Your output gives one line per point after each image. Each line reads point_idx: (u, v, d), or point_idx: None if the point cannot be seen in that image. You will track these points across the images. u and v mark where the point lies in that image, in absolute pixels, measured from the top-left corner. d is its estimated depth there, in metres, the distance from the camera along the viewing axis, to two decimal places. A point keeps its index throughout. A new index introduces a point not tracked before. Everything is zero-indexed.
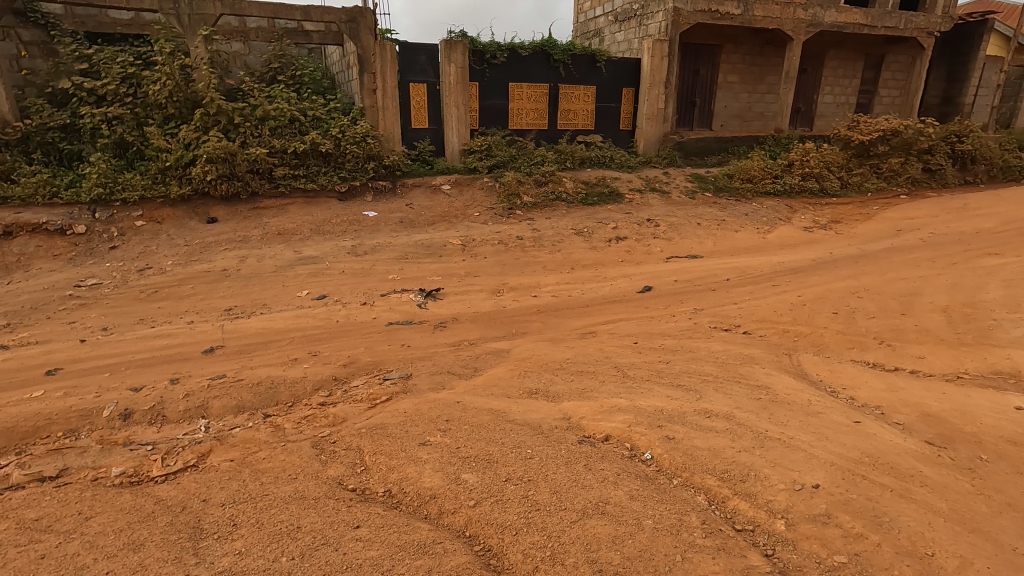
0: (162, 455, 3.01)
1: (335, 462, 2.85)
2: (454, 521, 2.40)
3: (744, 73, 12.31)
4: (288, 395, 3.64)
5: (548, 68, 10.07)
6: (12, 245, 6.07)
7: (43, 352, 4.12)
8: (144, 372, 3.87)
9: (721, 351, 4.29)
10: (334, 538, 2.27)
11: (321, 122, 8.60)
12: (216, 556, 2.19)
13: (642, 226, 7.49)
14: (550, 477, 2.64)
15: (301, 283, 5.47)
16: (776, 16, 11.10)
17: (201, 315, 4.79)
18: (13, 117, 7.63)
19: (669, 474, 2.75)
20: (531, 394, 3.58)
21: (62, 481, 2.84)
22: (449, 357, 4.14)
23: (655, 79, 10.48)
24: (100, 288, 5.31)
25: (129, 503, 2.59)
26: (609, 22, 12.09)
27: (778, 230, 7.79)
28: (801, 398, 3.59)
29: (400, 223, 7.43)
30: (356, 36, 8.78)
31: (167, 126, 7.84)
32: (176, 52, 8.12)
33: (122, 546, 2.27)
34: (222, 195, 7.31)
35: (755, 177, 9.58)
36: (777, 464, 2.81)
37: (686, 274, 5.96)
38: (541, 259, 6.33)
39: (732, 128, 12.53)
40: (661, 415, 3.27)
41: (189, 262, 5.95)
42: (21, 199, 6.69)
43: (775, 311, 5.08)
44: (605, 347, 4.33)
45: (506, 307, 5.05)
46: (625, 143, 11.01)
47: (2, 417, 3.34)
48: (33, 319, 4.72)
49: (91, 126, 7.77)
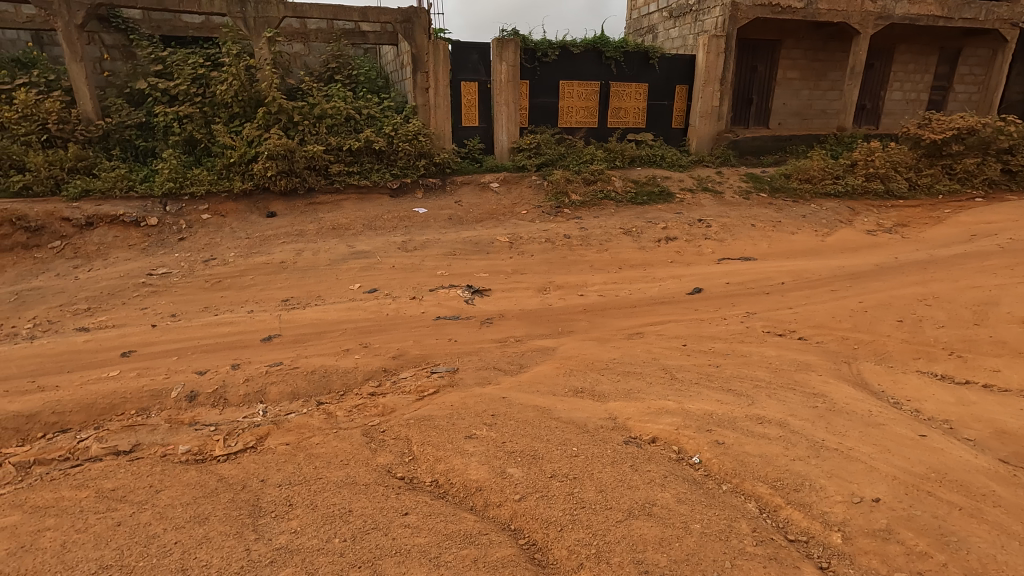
0: (224, 436, 3.17)
1: (384, 451, 2.93)
2: (500, 513, 2.43)
3: (805, 69, 11.82)
4: (341, 383, 3.77)
5: (599, 65, 9.97)
6: (92, 235, 6.52)
7: (119, 335, 4.41)
8: (208, 357, 4.08)
9: (775, 356, 4.15)
10: (383, 523, 2.34)
11: (375, 120, 8.82)
12: (273, 534, 2.29)
13: (693, 227, 7.32)
14: (596, 475, 2.63)
15: (353, 277, 5.64)
16: (842, 9, 10.60)
17: (260, 305, 5.02)
18: (96, 116, 8.20)
19: (718, 480, 2.70)
20: (576, 392, 3.58)
21: (135, 455, 3.04)
22: (495, 353, 4.18)
23: (710, 76, 10.21)
24: (170, 276, 5.64)
25: (194, 479, 2.75)
26: (663, 18, 11.85)
27: (838, 232, 7.45)
28: (861, 409, 3.43)
29: (449, 220, 7.54)
30: (411, 36, 8.90)
31: (232, 124, 8.23)
32: (242, 54, 8.52)
33: (188, 519, 2.41)
34: (281, 190, 7.62)
35: (814, 178, 9.19)
36: (834, 475, 2.70)
37: (738, 276, 5.80)
38: (589, 258, 6.29)
39: (791, 126, 12.06)
40: (711, 419, 3.20)
41: (250, 254, 6.23)
42: (101, 192, 7.17)
43: (834, 317, 4.86)
44: (653, 348, 4.27)
45: (552, 304, 5.06)
46: (677, 142, 10.78)
47: (84, 393, 3.60)
48: (110, 304, 5.07)
49: (164, 124, 8.25)
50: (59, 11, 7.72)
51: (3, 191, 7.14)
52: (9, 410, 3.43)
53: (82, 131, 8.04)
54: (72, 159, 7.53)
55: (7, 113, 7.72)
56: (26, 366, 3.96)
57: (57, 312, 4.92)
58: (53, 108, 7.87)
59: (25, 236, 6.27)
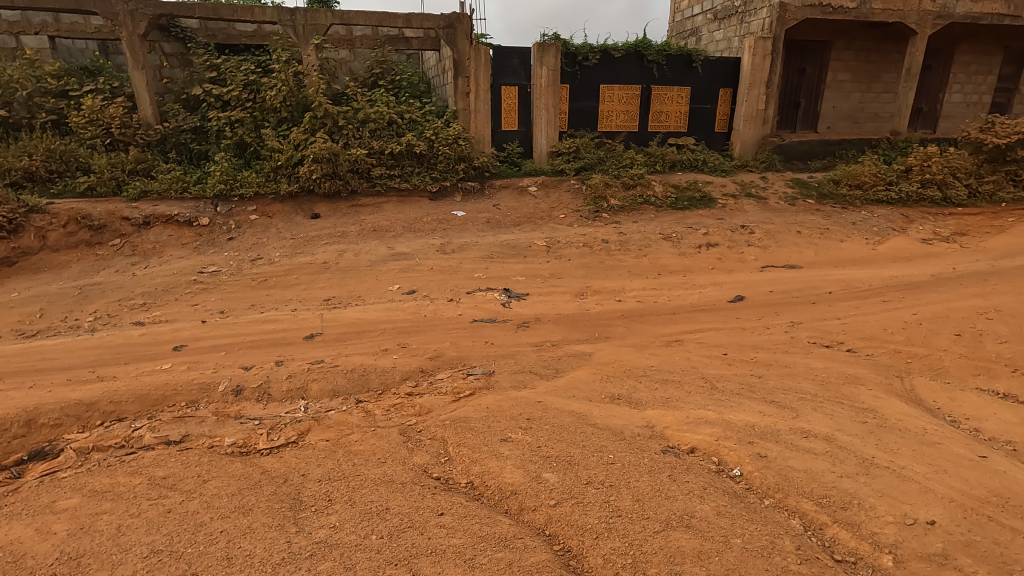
0: (267, 430, 3.27)
1: (420, 451, 2.97)
2: (535, 518, 2.42)
3: (857, 71, 11.39)
4: (379, 382, 3.83)
5: (641, 69, 9.88)
6: (149, 234, 6.84)
7: (172, 329, 4.62)
8: (254, 353, 4.22)
9: (821, 368, 4.00)
10: (419, 522, 2.36)
11: (417, 124, 8.97)
12: (314, 527, 2.35)
13: (735, 233, 7.15)
14: (633, 484, 2.59)
15: (392, 278, 5.74)
16: (897, 8, 10.18)
17: (303, 304, 5.15)
18: (155, 121, 8.62)
19: (760, 494, 2.62)
20: (613, 399, 3.53)
21: (184, 445, 3.17)
22: (531, 357, 4.18)
23: (756, 79, 9.96)
24: (219, 275, 5.86)
25: (239, 471, 2.85)
26: (708, 20, 11.64)
27: (890, 241, 7.14)
28: (915, 426, 3.27)
29: (487, 223, 7.59)
30: (453, 41, 9.00)
31: (280, 128, 8.52)
32: (291, 60, 8.81)
33: (233, 509, 2.50)
34: (325, 192, 7.83)
35: (866, 184, 8.84)
36: (885, 495, 2.58)
37: (782, 284, 5.62)
38: (627, 263, 6.21)
39: (841, 130, 11.65)
40: (752, 431, 3.11)
41: (294, 254, 6.42)
42: (158, 193, 7.53)
43: (886, 329, 4.66)
44: (692, 356, 4.19)
45: (590, 310, 5.01)
46: (720, 146, 10.57)
47: (139, 384, 3.78)
48: (163, 300, 5.30)
49: (217, 129, 8.61)
50: (124, 22, 8.16)
51: (69, 191, 7.58)
52: (71, 398, 3.63)
53: (142, 134, 8.46)
54: (132, 162, 7.93)
55: (75, 118, 8.20)
56: (87, 357, 4.19)
57: (116, 307, 5.18)
58: (116, 113, 8.31)
59: (88, 234, 6.63)
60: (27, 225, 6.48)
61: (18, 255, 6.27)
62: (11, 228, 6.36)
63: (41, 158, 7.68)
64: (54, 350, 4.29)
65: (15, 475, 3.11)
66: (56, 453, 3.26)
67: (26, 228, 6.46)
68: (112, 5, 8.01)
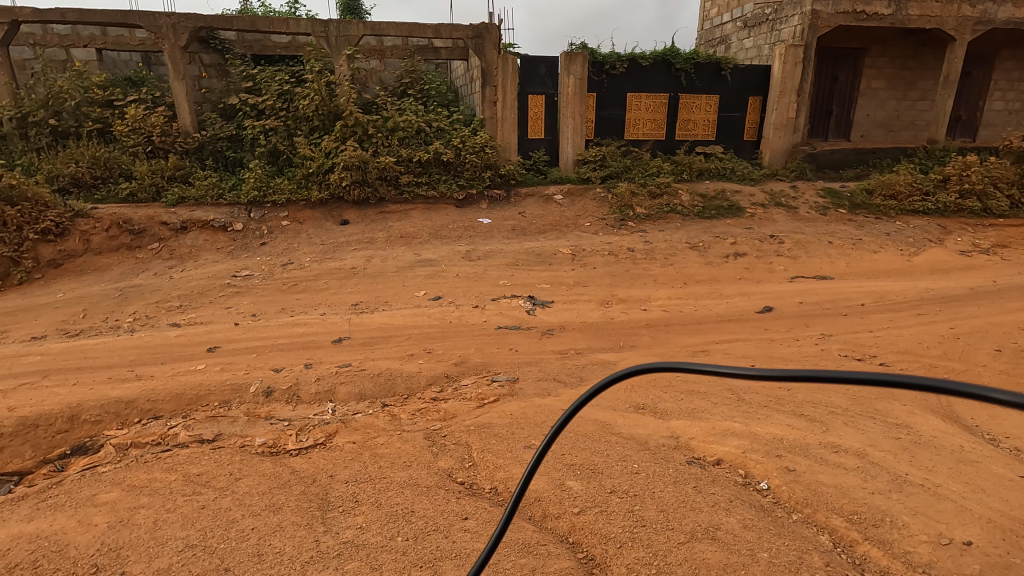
0: (296, 431, 3.35)
1: (445, 455, 3.00)
2: (558, 525, 2.43)
3: (892, 79, 11.14)
4: (405, 387, 3.89)
5: (669, 77, 9.84)
6: (186, 238, 7.07)
7: (206, 331, 4.76)
8: (284, 356, 4.33)
9: (853, 382, 3.91)
10: (444, 525, 2.39)
11: (444, 132, 9.10)
12: (341, 528, 2.40)
13: (764, 243, 7.04)
14: (657, 494, 2.58)
15: (419, 284, 5.82)
16: (935, 14, 9.95)
17: (332, 308, 5.26)
18: (193, 129, 8.92)
19: (788, 508, 2.57)
20: (638, 409, 3.52)
21: (217, 444, 3.27)
22: (555, 365, 4.19)
23: (786, 87, 9.84)
24: (252, 279, 6.03)
25: (270, 470, 2.93)
26: (737, 28, 11.53)
27: (926, 252, 6.94)
28: (952, 443, 3.17)
29: (512, 231, 7.64)
30: (481, 51, 9.10)
31: (312, 136, 8.73)
32: (324, 71, 9.02)
33: (264, 507, 2.57)
34: (354, 200, 8.00)
35: (901, 193, 8.62)
36: (919, 513, 2.51)
37: (812, 296, 5.52)
38: (653, 272, 6.18)
39: (875, 138, 11.40)
40: (781, 444, 3.06)
41: (324, 259, 6.55)
42: (195, 199, 7.78)
43: (921, 343, 4.54)
44: (719, 367, 4.14)
45: (615, 318, 5.00)
46: (749, 155, 10.45)
47: (175, 384, 3.91)
48: (199, 302, 5.48)
49: (252, 137, 8.87)
50: (167, 34, 8.48)
51: (112, 197, 7.90)
52: (111, 395, 3.77)
53: (181, 142, 8.77)
54: (171, 169, 8.22)
55: (119, 127, 8.53)
56: (126, 356, 4.35)
57: (153, 308, 5.37)
58: (157, 122, 8.63)
59: (129, 238, 6.88)
60: (72, 228, 6.77)
61: (63, 257, 6.55)
62: (57, 231, 6.65)
63: (87, 165, 8.02)
64: (96, 349, 4.47)
65: (57, 469, 3.25)
66: (97, 448, 3.39)
67: (71, 232, 6.74)
68: (156, 18, 8.34)
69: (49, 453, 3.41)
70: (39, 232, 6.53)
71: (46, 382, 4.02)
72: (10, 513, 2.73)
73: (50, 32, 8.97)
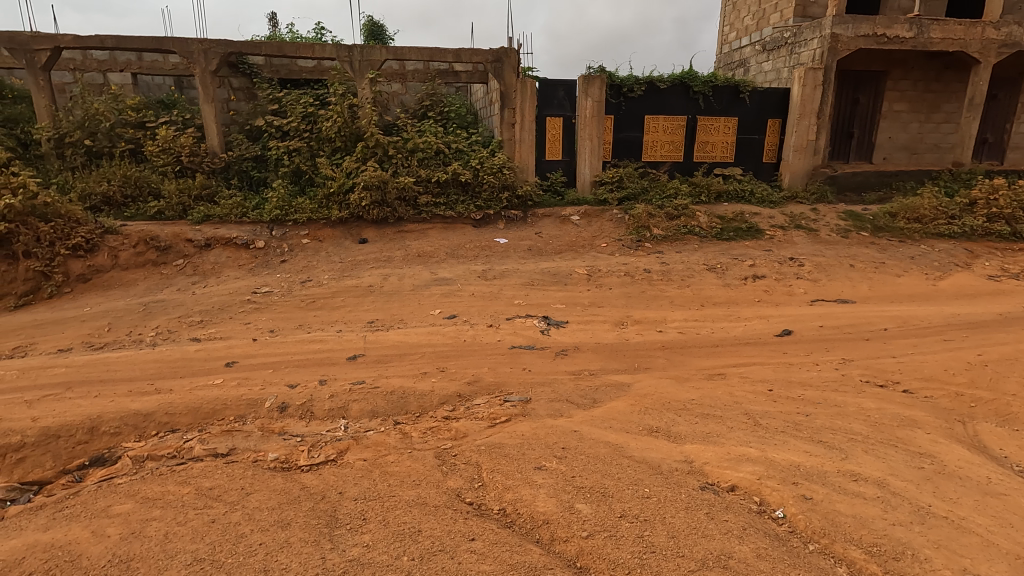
0: (308, 447, 3.36)
1: (454, 475, 2.98)
2: (566, 549, 2.38)
3: (915, 101, 11.04)
4: (417, 405, 3.90)
5: (687, 100, 9.88)
6: (210, 255, 7.24)
7: (225, 346, 4.84)
8: (300, 372, 4.38)
9: (875, 409, 3.81)
10: (450, 546, 2.37)
11: (463, 153, 9.24)
12: (348, 545, 2.39)
13: (783, 266, 6.95)
14: (668, 520, 2.52)
15: (434, 302, 5.86)
16: (958, 37, 9.87)
17: (348, 325, 5.32)
18: (220, 150, 9.21)
19: (805, 538, 2.49)
20: (651, 432, 3.47)
21: (231, 458, 3.30)
22: (568, 385, 4.16)
23: (806, 109, 9.80)
24: (272, 295, 6.13)
25: (280, 486, 2.94)
26: (756, 52, 11.56)
27: (952, 276, 6.78)
28: (978, 474, 3.06)
29: (528, 251, 7.67)
30: (500, 74, 9.27)
31: (334, 157, 8.92)
32: (347, 94, 9.26)
33: (272, 522, 2.57)
34: (373, 219, 8.13)
35: (925, 216, 8.47)
36: (943, 547, 2.42)
37: (833, 319, 5.42)
38: (669, 293, 6.13)
39: (899, 161, 11.26)
40: (797, 471, 2.98)
41: (342, 277, 6.65)
42: (219, 218, 7.99)
43: (946, 370, 4.41)
44: (735, 391, 4.07)
45: (630, 340, 4.96)
46: (768, 177, 10.39)
47: (192, 397, 3.98)
48: (220, 317, 5.59)
49: (276, 158, 9.11)
50: (198, 59, 8.80)
51: (141, 215, 8.16)
52: (131, 408, 3.84)
53: (208, 162, 9.04)
54: (198, 188, 8.47)
55: (150, 147, 8.83)
56: (147, 370, 4.44)
57: (175, 323, 5.49)
58: (186, 143, 8.93)
59: (155, 254, 7.07)
60: (101, 244, 6.98)
61: (91, 272, 6.73)
62: (87, 247, 6.86)
63: (118, 184, 8.32)
64: (119, 362, 4.56)
65: (75, 480, 3.31)
66: (114, 459, 3.46)
67: (100, 247, 6.94)
68: (188, 44, 8.68)
69: (68, 464, 3.49)
70: (70, 248, 6.75)
71: (70, 393, 4.11)
72: (28, 522, 2.78)
73: (90, 58, 9.44)
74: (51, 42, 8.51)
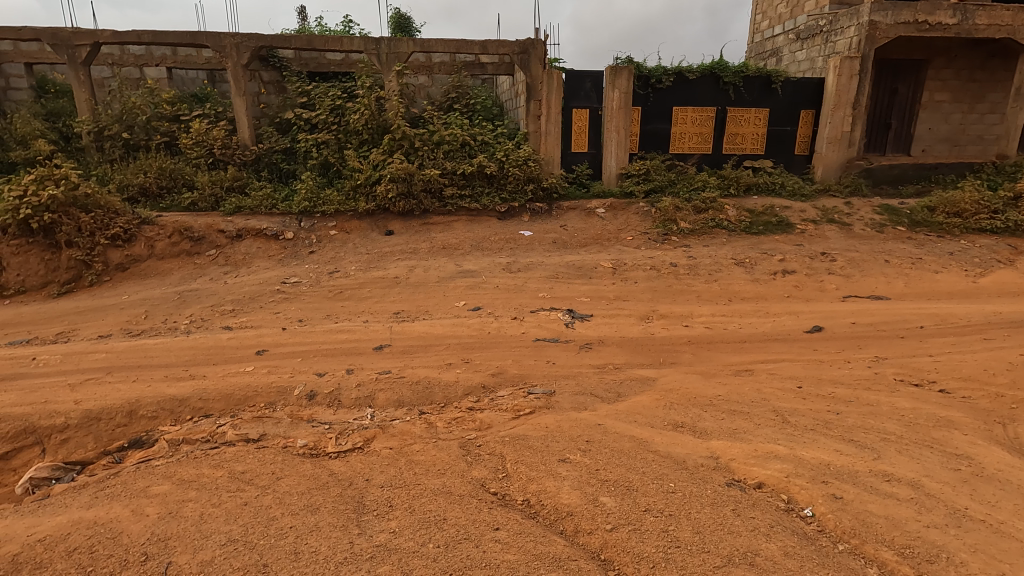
0: (336, 434, 3.43)
1: (479, 465, 3.01)
2: (590, 541, 2.39)
3: (958, 91, 10.62)
4: (442, 395, 3.94)
5: (716, 91, 9.68)
6: (241, 246, 7.41)
7: (256, 335, 4.96)
8: (328, 361, 4.47)
9: (909, 409, 3.70)
10: (475, 535, 2.40)
11: (488, 145, 9.24)
12: (375, 531, 2.44)
13: (814, 261, 6.79)
14: (693, 515, 2.51)
15: (459, 294, 5.89)
16: (1006, 23, 9.45)
17: (374, 316, 5.39)
18: (251, 142, 9.40)
19: (834, 538, 2.45)
20: (676, 427, 3.44)
21: (261, 444, 3.39)
22: (592, 379, 4.15)
23: (841, 100, 9.52)
24: (300, 285, 6.25)
25: (310, 471, 3.02)
26: (789, 41, 11.25)
27: (993, 273, 6.53)
28: (1018, 478, 2.96)
29: (553, 243, 7.64)
30: (527, 66, 9.22)
31: (361, 149, 9.02)
32: (375, 86, 9.33)
33: (302, 507, 2.64)
34: (399, 211, 8.20)
35: (966, 211, 8.17)
36: (980, 551, 2.35)
37: (866, 316, 5.28)
38: (696, 288, 6.05)
39: (939, 153, 10.86)
40: (828, 470, 2.93)
41: (368, 268, 6.73)
42: (250, 209, 8.17)
43: (985, 370, 4.26)
44: (764, 388, 4.00)
45: (655, 334, 4.91)
46: (800, 169, 10.14)
47: (225, 383, 4.09)
48: (250, 306, 5.73)
49: (305, 150, 9.25)
50: (230, 53, 8.97)
51: (176, 206, 8.38)
52: (167, 393, 3.97)
53: (240, 155, 9.24)
54: (229, 179, 8.66)
55: (184, 140, 9.05)
56: (182, 356, 4.58)
57: (208, 311, 5.64)
58: (218, 135, 9.13)
59: (189, 244, 7.26)
60: (138, 235, 7.20)
61: (129, 262, 6.95)
62: (125, 237, 7.09)
63: (154, 176, 8.55)
64: (156, 349, 4.72)
65: (116, 461, 3.45)
66: (152, 442, 3.59)
67: (137, 237, 7.16)
68: (221, 39, 8.85)
69: (109, 445, 3.63)
70: (109, 238, 6.97)
71: (110, 378, 4.28)
72: (72, 500, 2.91)
73: (128, 53, 9.71)
74: (91, 37, 8.76)
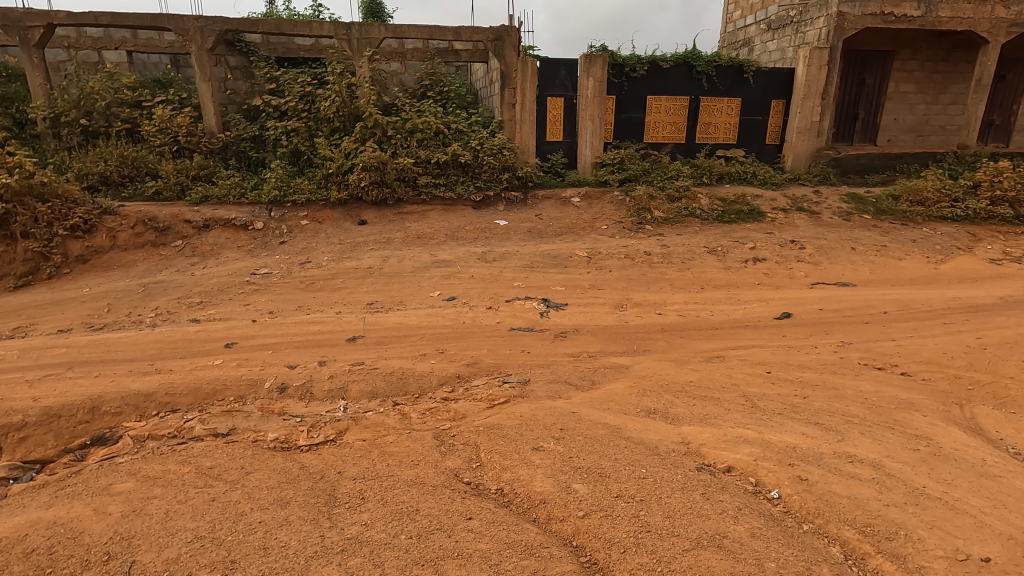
0: (308, 427, 3.38)
1: (452, 455, 3.01)
2: (562, 528, 2.41)
3: (922, 82, 10.89)
4: (416, 386, 3.91)
5: (690, 80, 9.75)
6: (208, 236, 7.22)
7: (225, 327, 4.84)
8: (300, 353, 4.38)
9: (873, 392, 3.82)
10: (448, 525, 2.39)
11: (463, 133, 9.14)
12: (346, 524, 2.42)
13: (784, 248, 6.93)
14: (664, 500, 2.54)
15: (434, 284, 5.85)
16: (968, 16, 9.70)
17: (347, 307, 5.31)
18: (218, 129, 9.13)
19: (799, 518, 2.51)
20: (649, 413, 3.48)
21: (231, 438, 3.33)
22: (567, 367, 4.17)
23: (811, 90, 9.65)
24: (271, 277, 6.12)
25: (280, 465, 2.97)
26: (761, 31, 11.36)
27: (954, 260, 6.76)
28: (974, 457, 3.08)
29: (529, 233, 7.63)
30: (501, 53, 9.10)
31: (333, 137, 8.82)
32: (346, 72, 9.11)
33: (272, 501, 2.60)
34: (372, 200, 8.07)
35: (928, 199, 8.42)
36: (936, 527, 2.44)
37: (834, 303, 5.40)
38: (670, 276, 6.12)
39: (903, 143, 11.14)
40: (794, 453, 3.00)
41: (341, 259, 6.62)
42: (218, 198, 7.96)
43: (945, 353, 4.41)
44: (734, 373, 4.08)
45: (630, 322, 4.96)
46: (772, 158, 10.30)
47: (192, 377, 3.99)
48: (219, 299, 5.58)
49: (274, 138, 9.04)
50: (194, 37, 8.65)
51: (139, 195, 8.11)
52: (131, 388, 3.86)
53: (206, 143, 8.97)
54: (195, 168, 8.42)
55: (146, 126, 8.73)
56: (147, 351, 4.45)
57: (175, 304, 5.48)
58: (183, 122, 8.84)
59: (154, 235, 7.03)
60: (99, 225, 6.94)
61: (90, 253, 6.71)
62: (85, 228, 6.83)
63: (115, 164, 8.24)
64: (120, 343, 4.58)
65: (77, 459, 3.35)
66: (115, 439, 3.48)
67: (98, 228, 6.91)
68: (184, 22, 8.52)
69: (70, 443, 3.51)
70: (69, 228, 6.71)
71: (70, 373, 4.13)
72: (31, 500, 2.81)
73: (84, 35, 9.35)
74: (45, 18, 8.34)
